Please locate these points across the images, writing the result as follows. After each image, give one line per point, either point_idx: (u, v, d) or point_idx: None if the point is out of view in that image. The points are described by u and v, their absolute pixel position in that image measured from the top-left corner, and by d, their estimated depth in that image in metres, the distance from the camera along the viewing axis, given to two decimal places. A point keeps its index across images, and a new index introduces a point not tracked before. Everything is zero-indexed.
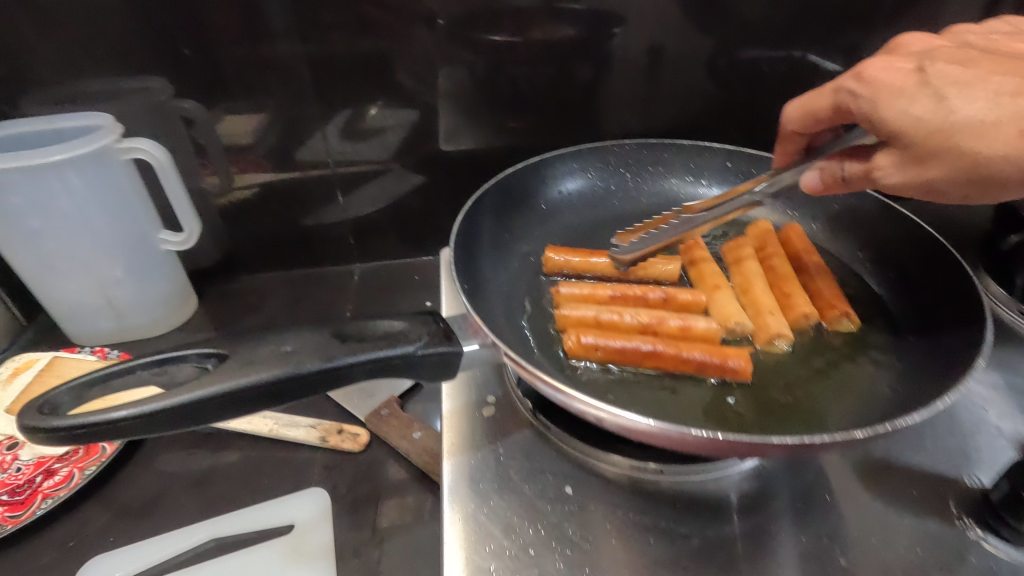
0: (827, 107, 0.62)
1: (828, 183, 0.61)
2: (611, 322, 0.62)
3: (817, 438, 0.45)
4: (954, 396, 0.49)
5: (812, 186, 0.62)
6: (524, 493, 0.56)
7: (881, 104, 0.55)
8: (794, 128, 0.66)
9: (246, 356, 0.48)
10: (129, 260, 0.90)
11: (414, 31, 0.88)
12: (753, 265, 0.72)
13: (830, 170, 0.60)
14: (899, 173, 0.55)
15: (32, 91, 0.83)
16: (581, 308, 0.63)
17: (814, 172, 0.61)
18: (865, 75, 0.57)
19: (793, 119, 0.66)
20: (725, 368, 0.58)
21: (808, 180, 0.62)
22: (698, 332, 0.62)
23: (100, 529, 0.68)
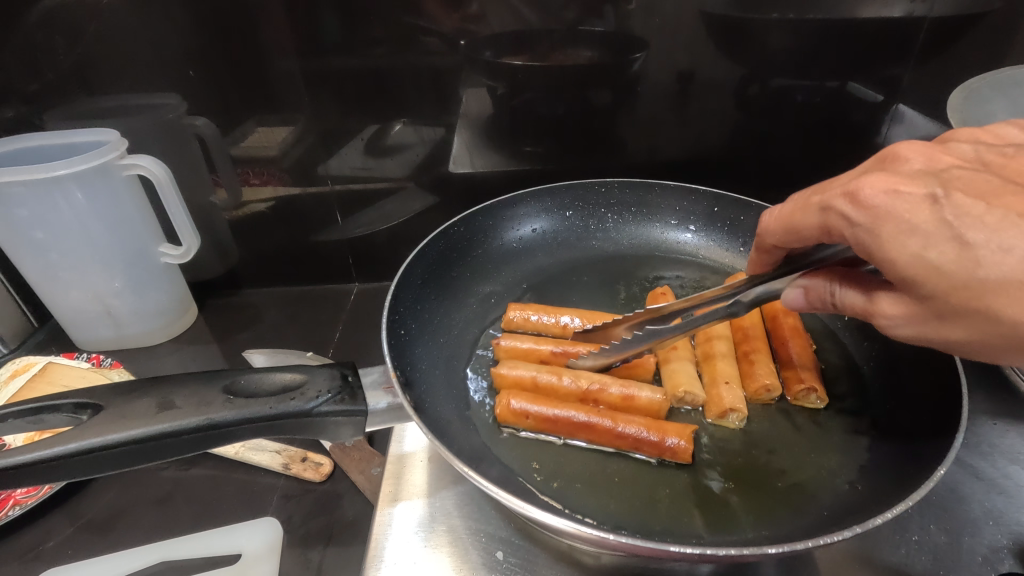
0: (813, 225, 0.50)
1: (818, 302, 0.51)
2: (552, 385, 0.65)
3: (723, 550, 0.43)
4: (899, 509, 0.45)
5: (796, 303, 0.53)
6: (454, 553, 0.58)
7: (885, 242, 0.43)
8: (774, 242, 0.55)
9: (120, 410, 0.46)
10: (128, 273, 0.92)
11: (433, 51, 0.84)
12: (719, 329, 0.71)
13: (818, 289, 0.50)
14: (910, 325, 0.44)
15: (50, 106, 0.86)
16: (523, 367, 0.66)
17: (797, 291, 0.52)
18: (864, 197, 0.44)
19: (772, 231, 0.54)
20: (662, 446, 0.57)
21: (792, 298, 0.53)
22: (640, 403, 0.63)
23: (60, 541, 0.68)
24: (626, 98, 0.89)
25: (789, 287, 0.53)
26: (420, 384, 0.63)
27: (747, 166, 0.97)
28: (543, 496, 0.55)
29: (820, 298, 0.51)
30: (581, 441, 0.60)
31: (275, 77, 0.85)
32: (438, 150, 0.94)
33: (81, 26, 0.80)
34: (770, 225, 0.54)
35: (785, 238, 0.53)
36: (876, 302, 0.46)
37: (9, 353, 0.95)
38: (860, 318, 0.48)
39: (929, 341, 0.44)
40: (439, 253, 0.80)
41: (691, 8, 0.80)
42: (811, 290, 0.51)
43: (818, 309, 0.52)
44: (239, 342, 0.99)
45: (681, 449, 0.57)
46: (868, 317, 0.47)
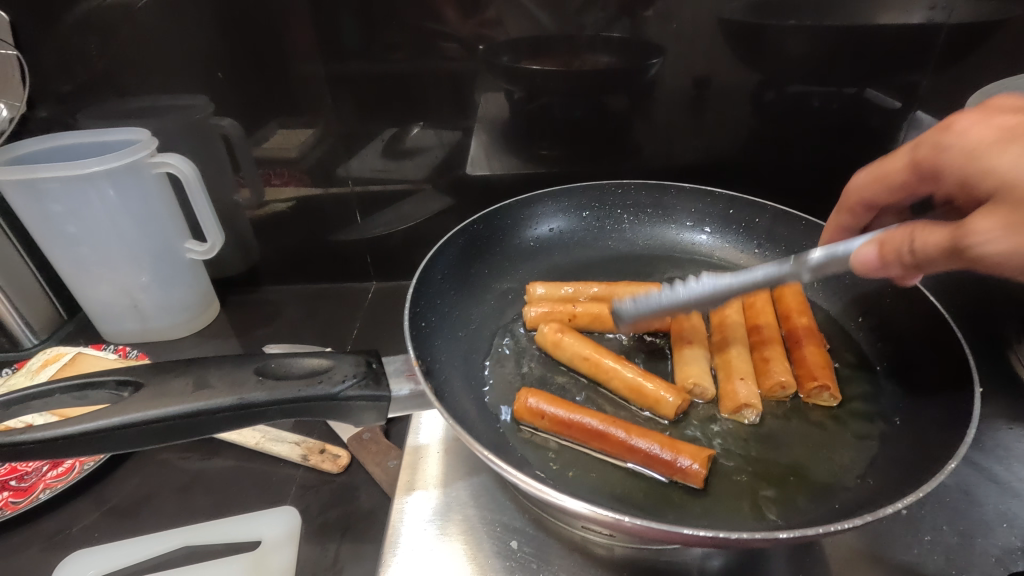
0: (901, 169, 0.58)
1: (893, 254, 0.50)
2: (592, 356, 0.67)
3: (735, 534, 0.44)
4: (909, 500, 0.46)
5: (869, 263, 0.51)
6: (468, 543, 0.59)
7: (989, 147, 0.47)
8: (861, 196, 0.63)
9: (158, 388, 0.49)
10: (155, 267, 0.94)
11: (454, 56, 0.86)
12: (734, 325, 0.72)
13: (893, 243, 0.49)
14: (1008, 239, 0.42)
15: (85, 107, 0.89)
16: (572, 335, 0.69)
17: (870, 245, 0.51)
18: (956, 128, 0.50)
19: (867, 189, 0.62)
20: (673, 466, 0.55)
21: (864, 256, 0.51)
22: (652, 392, 0.63)
23: (88, 525, 0.70)
24: (643, 102, 0.90)
25: (862, 245, 0.52)
26: (439, 374, 0.65)
27: (762, 172, 0.97)
28: (557, 486, 0.56)
29: (896, 249, 0.49)
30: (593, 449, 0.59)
31: (300, 80, 0.88)
32: (457, 153, 0.96)
33: (117, 29, 0.83)
34: (863, 181, 0.62)
35: (885, 194, 0.61)
36: (963, 230, 0.45)
37: (39, 344, 0.98)
38: (948, 259, 0.47)
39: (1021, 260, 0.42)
40: (457, 251, 0.81)
41: (709, 15, 0.82)
42: (886, 245, 0.50)
43: (896, 264, 0.50)
44: (259, 337, 1.01)
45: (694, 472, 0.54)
46: (958, 250, 0.45)
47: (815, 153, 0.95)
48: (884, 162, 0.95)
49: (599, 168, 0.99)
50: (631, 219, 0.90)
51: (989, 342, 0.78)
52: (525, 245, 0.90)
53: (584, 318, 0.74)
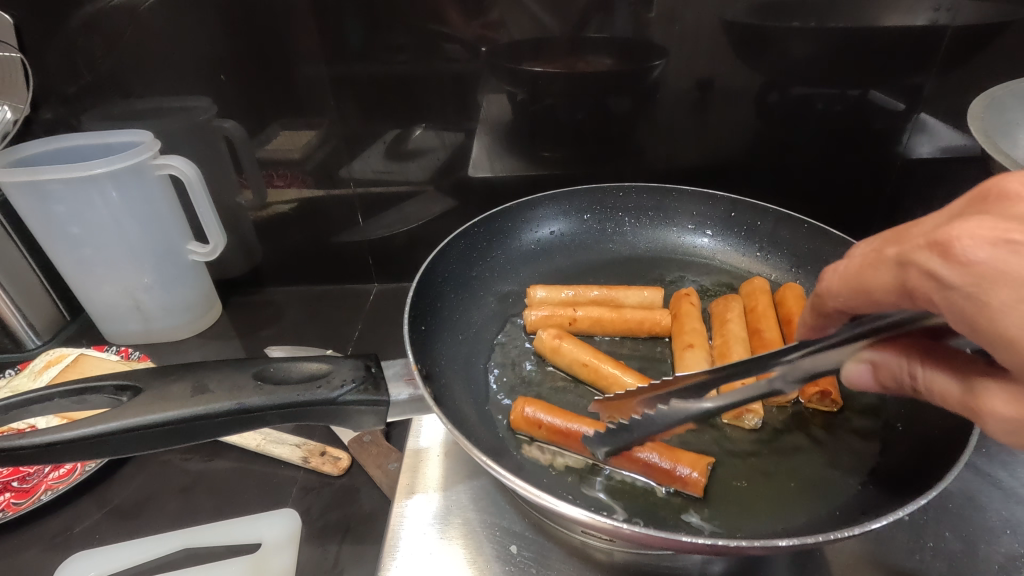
0: (885, 282, 0.34)
1: (891, 382, 0.39)
2: (592, 364, 0.67)
3: (735, 541, 0.44)
4: (912, 508, 0.45)
5: (862, 381, 0.41)
6: (468, 547, 0.59)
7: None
8: (832, 303, 0.39)
9: (157, 393, 0.49)
10: (158, 269, 0.95)
11: (456, 58, 0.86)
12: (737, 329, 0.72)
13: (889, 368, 0.39)
14: (1015, 410, 0.31)
15: (89, 109, 0.90)
16: (571, 342, 0.69)
17: (862, 363, 0.40)
18: (956, 254, 0.30)
19: (840, 298, 0.39)
20: (674, 476, 0.54)
21: (855, 375, 0.41)
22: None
23: (90, 526, 0.70)
24: (645, 104, 0.90)
25: (850, 359, 0.41)
26: (439, 379, 0.65)
27: (766, 174, 0.97)
28: (557, 490, 0.56)
29: (894, 377, 0.39)
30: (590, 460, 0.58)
31: (302, 81, 0.88)
32: (459, 155, 0.96)
33: (119, 31, 0.83)
34: (831, 284, 0.39)
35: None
36: (975, 396, 0.33)
37: (43, 344, 0.99)
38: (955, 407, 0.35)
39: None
40: (458, 253, 0.81)
41: (712, 17, 0.81)
42: (880, 367, 0.39)
43: (895, 388, 0.39)
44: (261, 339, 1.02)
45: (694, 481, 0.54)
46: (967, 413, 0.34)
47: (818, 156, 0.94)
48: (888, 164, 0.95)
49: (602, 169, 0.99)
50: (632, 221, 0.90)
51: None
52: (526, 248, 0.90)
53: (584, 321, 0.74)
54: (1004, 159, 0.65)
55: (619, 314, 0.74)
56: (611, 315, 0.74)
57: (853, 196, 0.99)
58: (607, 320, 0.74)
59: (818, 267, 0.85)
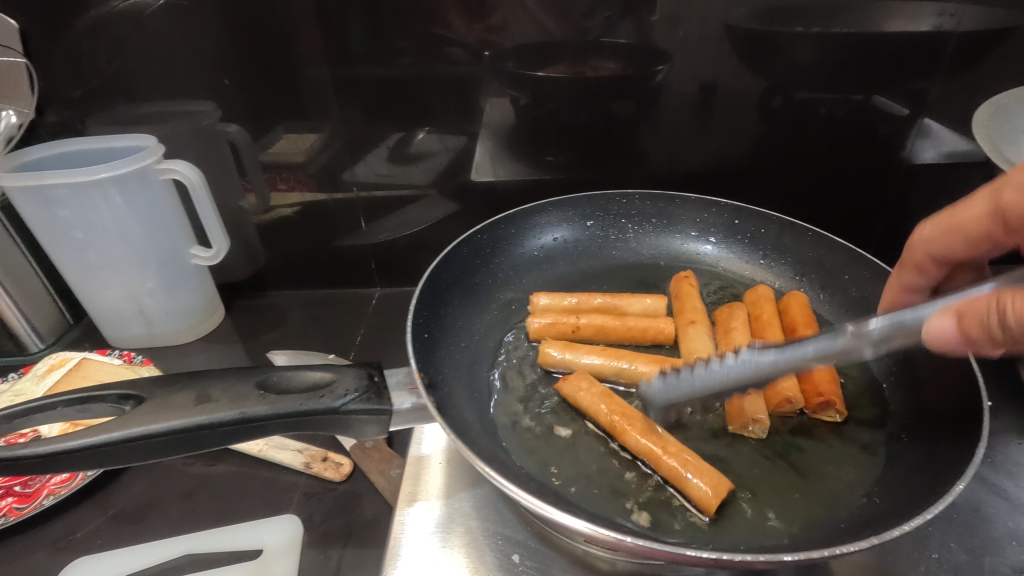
0: (976, 219, 0.56)
1: (976, 331, 0.43)
2: (614, 366, 0.69)
3: (738, 556, 0.43)
4: (916, 522, 0.45)
5: (944, 339, 0.45)
6: (469, 556, 0.58)
7: None
8: (931, 253, 0.60)
9: (160, 401, 0.49)
10: (161, 274, 0.95)
11: (460, 62, 0.86)
12: (741, 337, 0.72)
13: (975, 314, 0.43)
14: None
15: (93, 113, 0.90)
16: (582, 352, 0.70)
17: (947, 317, 0.44)
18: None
19: (936, 244, 0.60)
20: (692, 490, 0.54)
21: (937, 330, 0.45)
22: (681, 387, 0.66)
23: (91, 531, 0.70)
24: (648, 109, 0.90)
25: (936, 316, 0.45)
26: (441, 386, 0.65)
27: (769, 179, 0.97)
28: (558, 501, 0.55)
29: (980, 320, 0.42)
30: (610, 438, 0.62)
31: (306, 85, 0.88)
32: (462, 159, 0.96)
33: (124, 35, 0.84)
34: (928, 233, 0.61)
35: (960, 249, 0.59)
36: None
37: (45, 348, 0.99)
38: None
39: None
40: (460, 260, 0.81)
41: (715, 22, 0.81)
42: (965, 317, 0.43)
43: (981, 342, 0.43)
44: (264, 343, 1.02)
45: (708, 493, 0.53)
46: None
47: (822, 161, 0.94)
48: (892, 169, 0.94)
49: (605, 174, 0.99)
50: (635, 228, 0.89)
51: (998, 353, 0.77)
52: (529, 254, 0.90)
53: (587, 329, 0.74)
54: (1008, 167, 0.65)
55: (622, 322, 0.75)
56: (613, 323, 0.75)
57: (856, 201, 0.99)
58: (609, 328, 0.74)
59: (822, 274, 0.85)
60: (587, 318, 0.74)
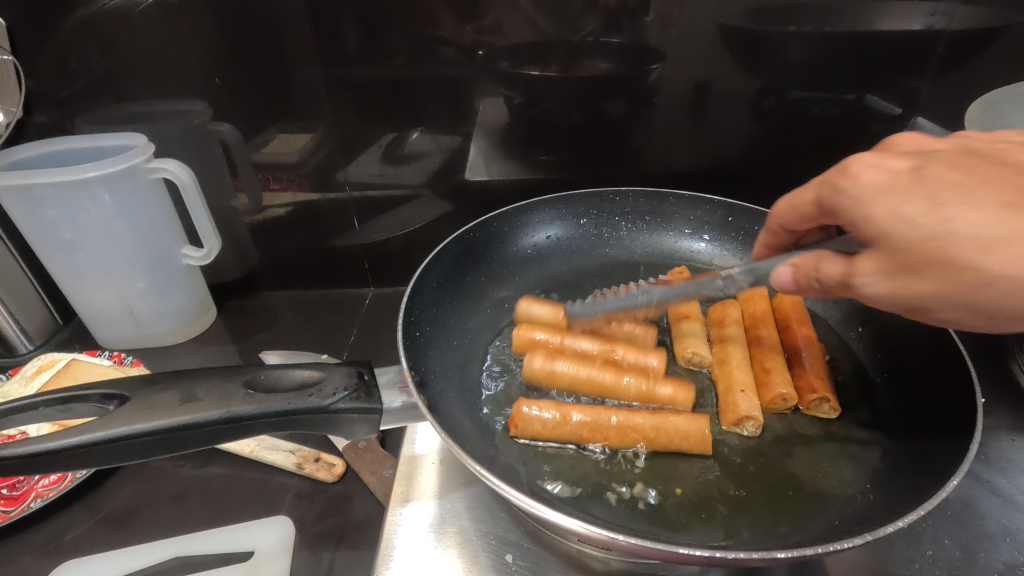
0: (809, 202, 0.55)
1: (804, 279, 0.51)
2: (592, 379, 0.67)
3: (731, 553, 0.43)
4: (909, 518, 0.45)
5: (783, 283, 0.52)
6: (462, 556, 0.58)
7: (862, 204, 0.47)
8: (781, 223, 0.61)
9: (146, 401, 0.48)
10: (151, 274, 0.94)
11: (453, 61, 0.86)
12: (736, 335, 0.72)
13: (806, 266, 0.50)
14: (882, 283, 0.46)
15: (82, 112, 0.89)
16: (564, 361, 0.67)
17: (787, 268, 0.52)
18: (852, 170, 0.49)
19: (782, 214, 0.60)
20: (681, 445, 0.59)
21: (780, 277, 0.52)
22: (663, 399, 0.65)
23: (79, 535, 0.69)
24: (642, 108, 0.90)
25: (781, 265, 0.53)
26: (432, 386, 0.64)
27: (763, 178, 0.97)
28: (551, 498, 0.55)
29: (806, 273, 0.50)
30: (571, 443, 0.60)
31: (298, 85, 0.88)
32: (456, 158, 0.96)
33: (114, 35, 0.83)
34: (781, 211, 0.59)
35: (797, 223, 0.59)
36: (852, 267, 0.47)
37: (34, 350, 0.97)
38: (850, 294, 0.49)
39: (903, 300, 0.46)
40: (454, 258, 0.81)
41: (710, 21, 0.81)
42: (799, 268, 0.51)
43: (807, 288, 0.51)
44: (255, 344, 1.01)
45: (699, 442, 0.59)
46: (841, 284, 0.48)
47: (815, 160, 0.94)
48: None
49: (599, 173, 0.98)
50: (628, 226, 0.89)
51: (991, 351, 0.78)
52: (522, 252, 0.89)
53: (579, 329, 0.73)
54: None
55: (608, 346, 0.71)
56: (598, 346, 0.71)
57: None
58: (593, 350, 0.71)
59: None
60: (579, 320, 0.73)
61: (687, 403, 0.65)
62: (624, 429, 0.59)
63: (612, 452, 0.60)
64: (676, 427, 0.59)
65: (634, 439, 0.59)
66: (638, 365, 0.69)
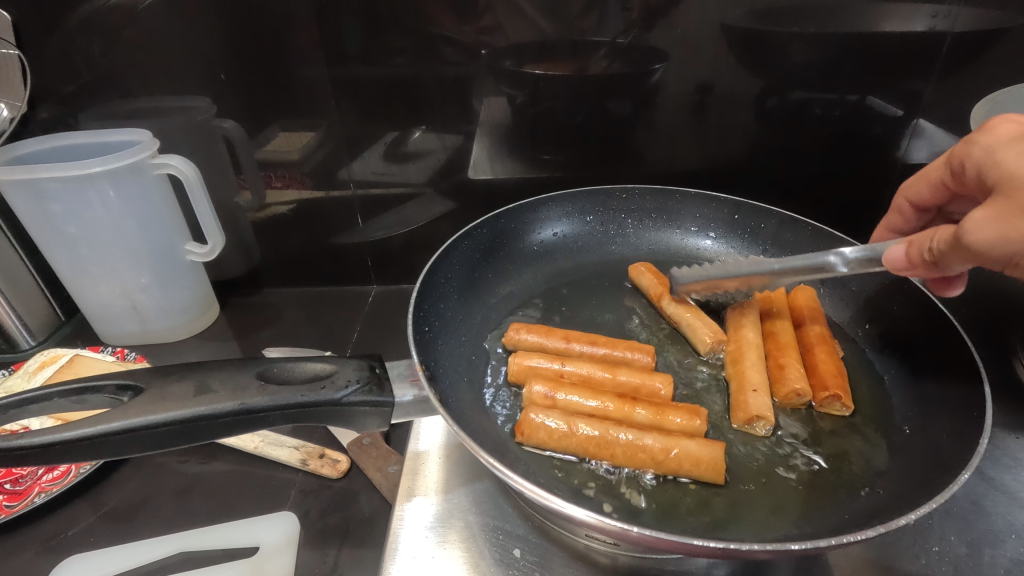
0: (940, 167, 0.64)
1: (917, 252, 0.53)
2: (596, 409, 0.62)
3: (745, 545, 0.43)
4: (921, 511, 0.45)
5: (898, 260, 0.55)
6: (471, 550, 0.58)
7: (999, 153, 0.52)
8: (910, 199, 0.68)
9: (159, 392, 0.48)
10: (155, 269, 0.94)
11: (456, 60, 0.86)
12: (750, 332, 0.70)
13: (919, 241, 0.53)
14: (988, 227, 0.47)
15: (86, 108, 0.89)
16: (566, 391, 0.63)
17: (903, 244, 0.55)
18: (988, 133, 0.54)
19: (911, 190, 0.68)
20: (696, 470, 0.55)
21: (894, 254, 0.56)
22: (675, 428, 0.59)
23: (84, 529, 0.69)
24: (645, 108, 0.90)
25: (897, 243, 0.56)
26: (442, 379, 0.64)
27: (767, 177, 0.97)
28: (562, 493, 0.55)
29: (920, 249, 0.53)
30: (576, 456, 0.58)
31: (303, 83, 0.88)
32: (459, 157, 0.96)
33: (119, 31, 0.83)
34: (910, 185, 0.67)
35: (929, 194, 0.66)
36: (958, 226, 0.49)
37: (36, 345, 0.97)
38: (968, 262, 0.49)
39: (1004, 244, 0.46)
40: (461, 253, 0.81)
41: (712, 21, 0.81)
42: (913, 243, 0.54)
43: (920, 263, 0.53)
44: (258, 341, 1.01)
45: (712, 466, 0.55)
46: (956, 243, 0.49)
47: (818, 160, 0.94)
48: (885, 171, 0.95)
49: (602, 173, 0.99)
50: (635, 223, 0.89)
51: (993, 351, 0.78)
52: (528, 250, 0.89)
53: (577, 341, 0.70)
54: None
55: (612, 375, 0.66)
56: (601, 374, 0.67)
57: (853, 200, 0.99)
58: (595, 380, 0.67)
59: None
60: (575, 335, 0.71)
61: (700, 433, 0.60)
62: (632, 448, 0.56)
63: (619, 469, 0.57)
64: (687, 451, 0.55)
65: (642, 461, 0.56)
66: (638, 364, 0.69)
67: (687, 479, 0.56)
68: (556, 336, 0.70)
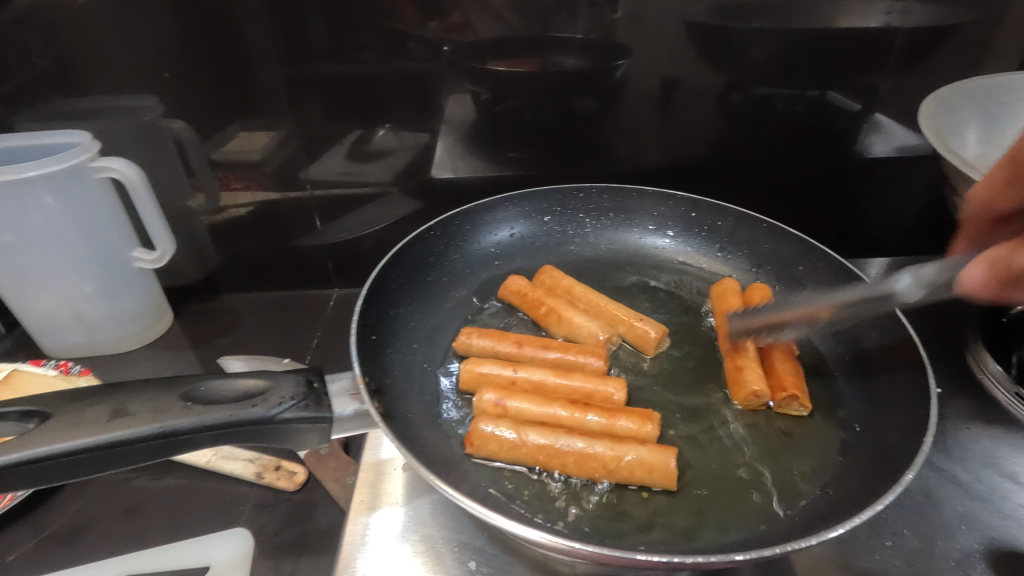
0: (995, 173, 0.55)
1: (1000, 277, 0.46)
2: (548, 416, 0.61)
3: (691, 557, 0.43)
4: (867, 515, 0.46)
5: (975, 286, 0.48)
6: (425, 564, 0.57)
7: None
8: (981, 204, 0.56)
9: (71, 417, 0.46)
10: (101, 278, 0.89)
11: (418, 57, 0.84)
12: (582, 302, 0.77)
13: (999, 262, 0.46)
14: None
15: (21, 110, 0.84)
16: (517, 398, 0.62)
17: (978, 266, 0.47)
18: None
19: (980, 195, 0.56)
20: (646, 476, 0.55)
21: (972, 282, 0.48)
22: (626, 434, 0.59)
23: (22, 556, 0.65)
24: (609, 105, 0.89)
25: (967, 265, 0.48)
26: (391, 391, 0.62)
27: (732, 173, 0.97)
28: (513, 506, 0.54)
29: (999, 270, 0.46)
30: (528, 466, 0.57)
31: (255, 80, 0.84)
32: (421, 156, 0.94)
33: (55, 26, 0.78)
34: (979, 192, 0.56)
35: (987, 195, 0.56)
36: None
37: None
38: None
39: None
40: (414, 257, 0.79)
41: (674, 17, 0.81)
42: (993, 266, 0.46)
43: (1000, 286, 0.46)
44: (215, 348, 0.97)
45: (663, 474, 0.54)
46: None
47: (781, 156, 0.95)
48: (845, 165, 0.96)
49: (566, 170, 0.97)
50: (593, 223, 0.88)
51: (946, 341, 0.79)
52: (486, 251, 0.88)
53: (526, 349, 0.69)
54: (953, 157, 0.65)
55: (565, 381, 0.65)
56: (554, 379, 0.66)
57: (816, 194, 1.00)
58: (548, 386, 0.65)
59: (778, 265, 0.85)
60: (525, 340, 0.70)
61: (652, 438, 0.59)
62: (584, 457, 0.56)
63: (570, 479, 0.57)
64: (640, 458, 0.55)
65: (594, 470, 0.55)
66: (590, 368, 0.68)
67: (640, 487, 0.56)
68: (502, 340, 0.69)
